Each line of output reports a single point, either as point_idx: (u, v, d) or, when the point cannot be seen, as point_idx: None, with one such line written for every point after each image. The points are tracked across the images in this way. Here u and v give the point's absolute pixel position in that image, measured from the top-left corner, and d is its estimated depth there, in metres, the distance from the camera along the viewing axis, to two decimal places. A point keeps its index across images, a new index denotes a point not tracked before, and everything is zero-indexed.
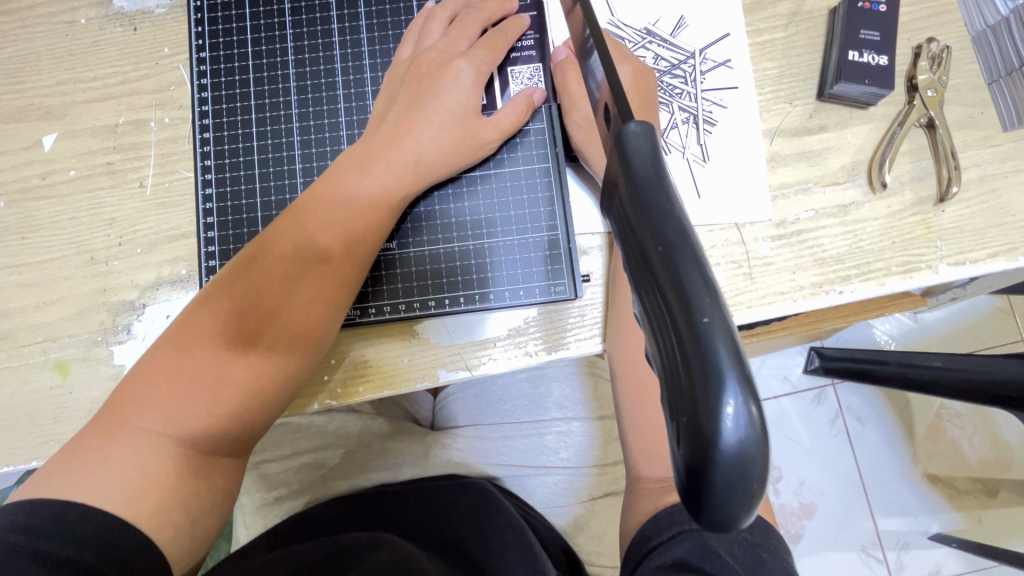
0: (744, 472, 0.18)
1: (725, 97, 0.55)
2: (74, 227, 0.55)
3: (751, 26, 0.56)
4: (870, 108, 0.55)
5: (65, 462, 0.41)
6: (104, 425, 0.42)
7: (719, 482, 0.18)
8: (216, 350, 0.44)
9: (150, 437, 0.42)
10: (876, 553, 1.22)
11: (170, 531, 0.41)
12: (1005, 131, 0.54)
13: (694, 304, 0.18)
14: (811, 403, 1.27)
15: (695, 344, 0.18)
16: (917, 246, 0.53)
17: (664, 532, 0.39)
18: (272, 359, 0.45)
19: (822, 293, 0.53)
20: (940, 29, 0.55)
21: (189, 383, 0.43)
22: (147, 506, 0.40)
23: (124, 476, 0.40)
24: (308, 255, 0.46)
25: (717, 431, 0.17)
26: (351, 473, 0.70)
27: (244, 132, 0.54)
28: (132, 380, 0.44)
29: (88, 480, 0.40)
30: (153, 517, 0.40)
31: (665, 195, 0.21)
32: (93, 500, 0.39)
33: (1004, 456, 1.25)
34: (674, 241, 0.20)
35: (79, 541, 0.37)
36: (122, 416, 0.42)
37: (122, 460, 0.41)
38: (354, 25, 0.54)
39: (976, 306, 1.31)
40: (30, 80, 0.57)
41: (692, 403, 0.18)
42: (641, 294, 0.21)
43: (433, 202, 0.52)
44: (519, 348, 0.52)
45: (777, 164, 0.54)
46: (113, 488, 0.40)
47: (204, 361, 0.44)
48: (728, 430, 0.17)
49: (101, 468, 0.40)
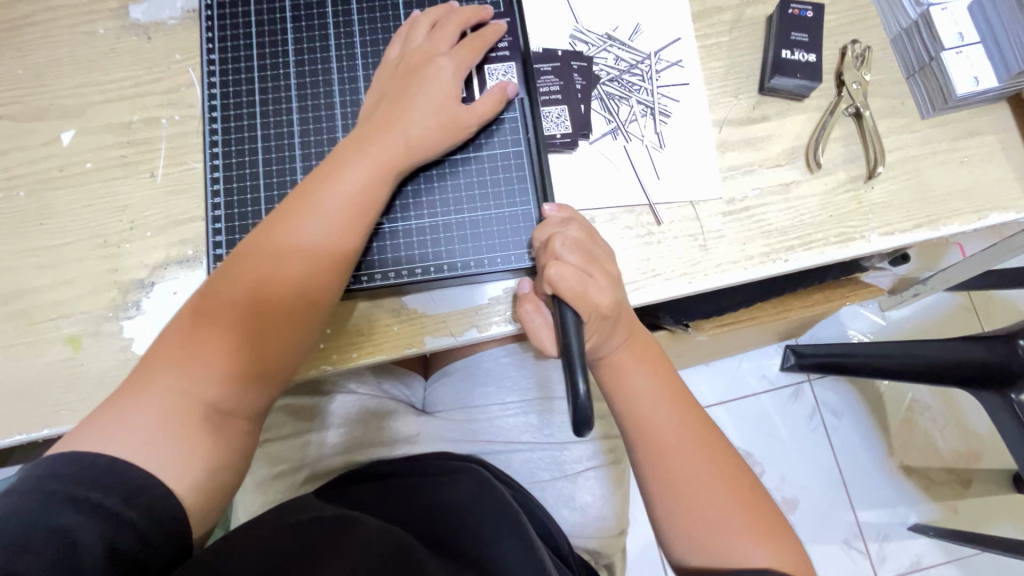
0: (587, 408, 0.43)
1: (678, 93, 0.62)
2: (89, 213, 0.60)
3: (699, 31, 0.64)
4: (805, 99, 0.62)
5: (96, 418, 0.45)
6: (129, 387, 0.47)
7: (578, 411, 0.43)
8: (234, 316, 0.48)
9: (172, 396, 0.46)
10: (858, 545, 1.26)
11: (188, 482, 0.45)
12: (923, 119, 0.62)
13: (570, 350, 0.46)
14: (789, 398, 1.32)
15: (570, 363, 0.44)
16: (851, 219, 0.60)
17: None
18: (283, 325, 0.50)
19: (769, 262, 0.59)
20: (862, 32, 0.63)
21: (207, 348, 0.47)
22: (168, 458, 0.44)
23: (148, 431, 0.44)
24: (314, 230, 0.50)
25: (577, 389, 0.43)
26: (349, 451, 0.74)
27: (249, 124, 0.59)
28: (155, 350, 0.48)
29: (115, 433, 0.44)
30: (173, 469, 0.44)
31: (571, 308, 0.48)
32: (120, 453, 0.43)
33: (974, 446, 1.31)
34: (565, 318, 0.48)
35: (106, 487, 0.41)
36: (146, 379, 0.47)
37: (146, 416, 0.45)
38: (348, 30, 0.61)
39: (938, 302, 1.38)
40: (51, 83, 0.62)
41: (570, 379, 0.44)
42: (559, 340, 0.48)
43: (420, 182, 0.58)
44: (500, 316, 0.59)
45: (726, 149, 0.61)
46: (140, 442, 0.44)
47: (219, 328, 0.48)
48: (580, 393, 0.43)
49: (128, 424, 0.44)
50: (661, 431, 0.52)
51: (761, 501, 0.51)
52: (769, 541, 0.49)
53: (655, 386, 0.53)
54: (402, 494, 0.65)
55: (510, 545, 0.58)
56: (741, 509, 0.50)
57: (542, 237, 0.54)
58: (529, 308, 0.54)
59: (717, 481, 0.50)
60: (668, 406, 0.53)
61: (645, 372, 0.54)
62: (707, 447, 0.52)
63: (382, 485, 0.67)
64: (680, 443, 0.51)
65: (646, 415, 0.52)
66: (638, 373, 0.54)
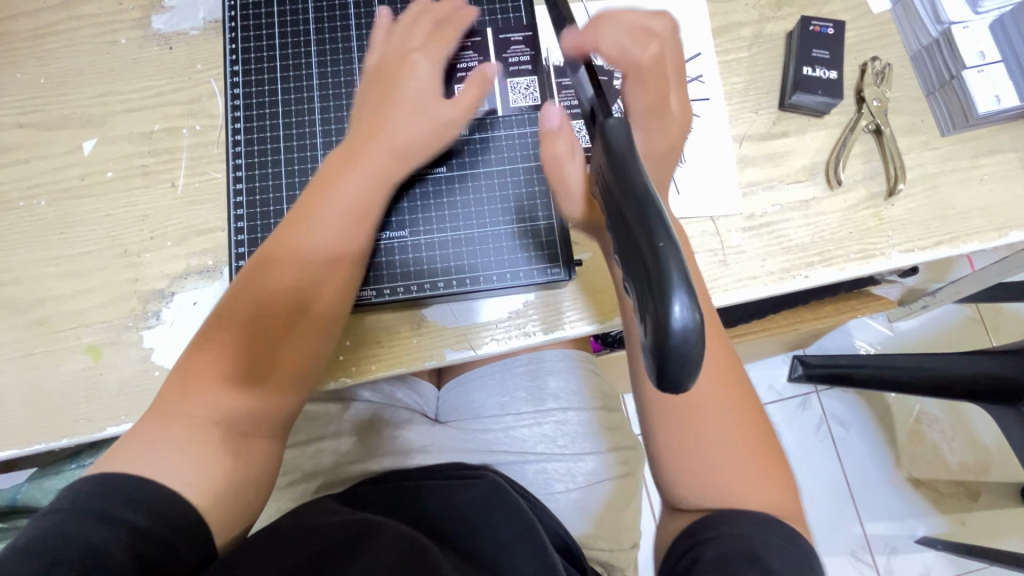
0: (690, 351, 0.23)
1: (697, 107, 0.62)
2: (109, 222, 0.60)
3: (719, 47, 0.64)
4: (825, 116, 0.62)
5: (122, 442, 0.45)
6: (153, 412, 0.47)
7: (675, 354, 0.23)
8: (238, 326, 0.49)
9: (193, 418, 0.46)
10: (865, 557, 1.25)
11: (213, 502, 0.44)
12: (943, 136, 0.62)
13: (654, 232, 0.24)
14: (797, 409, 1.32)
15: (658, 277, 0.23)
16: (872, 236, 0.60)
17: (708, 530, 0.44)
18: (291, 337, 0.50)
19: (789, 278, 0.59)
20: (882, 49, 0.64)
21: (219, 368, 0.48)
22: (192, 479, 0.44)
23: (172, 453, 0.44)
24: (313, 235, 0.51)
25: (670, 319, 0.23)
26: (361, 459, 0.71)
27: (271, 135, 0.59)
28: (174, 374, 0.48)
29: (142, 455, 0.44)
30: (201, 487, 0.44)
31: (634, 168, 0.28)
32: (148, 473, 0.43)
33: (982, 459, 1.30)
34: (640, 197, 0.26)
35: (137, 505, 0.41)
36: (169, 402, 0.47)
37: (170, 438, 0.45)
38: (372, 42, 0.61)
39: (946, 314, 1.38)
40: (73, 92, 0.63)
41: (652, 303, 0.23)
42: (619, 240, 0.27)
43: (428, 185, 0.58)
44: (519, 329, 0.58)
45: (746, 164, 0.61)
46: (164, 463, 0.44)
47: (226, 347, 0.48)
48: (678, 322, 0.23)
49: (152, 447, 0.44)
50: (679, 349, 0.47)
51: (758, 417, 0.50)
52: (762, 460, 0.48)
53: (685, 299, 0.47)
54: (418, 499, 0.64)
55: (525, 557, 0.59)
56: (743, 429, 0.48)
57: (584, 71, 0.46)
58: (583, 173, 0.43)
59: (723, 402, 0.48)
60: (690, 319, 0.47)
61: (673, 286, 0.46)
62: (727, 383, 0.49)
63: (399, 491, 0.66)
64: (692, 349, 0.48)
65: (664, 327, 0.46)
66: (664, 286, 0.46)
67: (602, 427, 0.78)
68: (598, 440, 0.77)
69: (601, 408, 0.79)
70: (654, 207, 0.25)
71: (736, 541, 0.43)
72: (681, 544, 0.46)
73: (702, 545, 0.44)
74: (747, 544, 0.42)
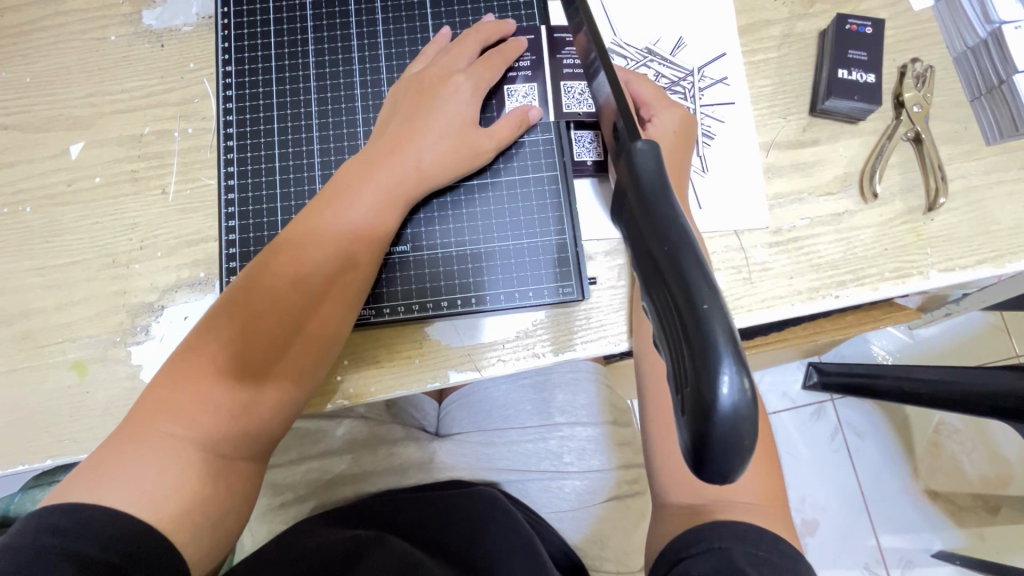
0: (737, 430, 0.21)
1: (722, 112, 0.58)
2: (98, 231, 0.57)
3: (747, 46, 0.59)
4: (860, 122, 0.58)
5: (94, 464, 0.41)
6: (128, 430, 0.42)
7: (718, 438, 0.21)
8: (223, 351, 0.44)
9: (173, 440, 0.42)
10: (880, 572, 1.14)
11: (192, 534, 0.40)
12: (988, 145, 0.57)
13: (695, 288, 0.22)
14: (812, 418, 1.21)
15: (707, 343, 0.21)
16: (908, 253, 0.55)
17: (692, 544, 0.40)
18: (293, 367, 0.46)
19: (818, 298, 0.55)
20: (923, 50, 0.59)
21: (205, 389, 0.43)
22: (172, 510, 0.40)
23: (150, 481, 0.40)
24: (319, 253, 0.47)
25: (715, 397, 0.21)
26: (357, 478, 0.68)
27: (266, 140, 0.56)
28: (154, 386, 0.44)
29: (112, 481, 0.40)
30: (176, 520, 0.40)
31: (667, 204, 0.25)
32: (118, 505, 0.39)
33: (1004, 472, 1.18)
34: (677, 242, 0.24)
35: (106, 542, 0.37)
36: (145, 419, 0.42)
37: (146, 463, 0.41)
38: (373, 41, 0.58)
39: (967, 323, 1.27)
40: (60, 92, 0.59)
41: (694, 375, 0.21)
42: (653, 292, 0.24)
43: (432, 209, 0.54)
44: (527, 349, 0.54)
45: (773, 174, 0.57)
46: (139, 492, 0.40)
47: (216, 367, 0.44)
48: (724, 398, 0.20)
49: (126, 472, 0.40)
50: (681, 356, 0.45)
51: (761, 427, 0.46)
52: (762, 474, 0.44)
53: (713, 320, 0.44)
54: (407, 512, 0.61)
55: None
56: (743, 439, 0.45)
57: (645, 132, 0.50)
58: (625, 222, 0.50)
59: None
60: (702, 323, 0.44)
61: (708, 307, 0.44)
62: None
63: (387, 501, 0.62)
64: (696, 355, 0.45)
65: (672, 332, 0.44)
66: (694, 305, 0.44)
67: (612, 442, 0.73)
68: (607, 457, 0.72)
69: (610, 422, 0.74)
70: (692, 258, 0.23)
71: (723, 557, 0.38)
72: (663, 560, 0.41)
73: (686, 563, 0.39)
74: (735, 561, 0.38)
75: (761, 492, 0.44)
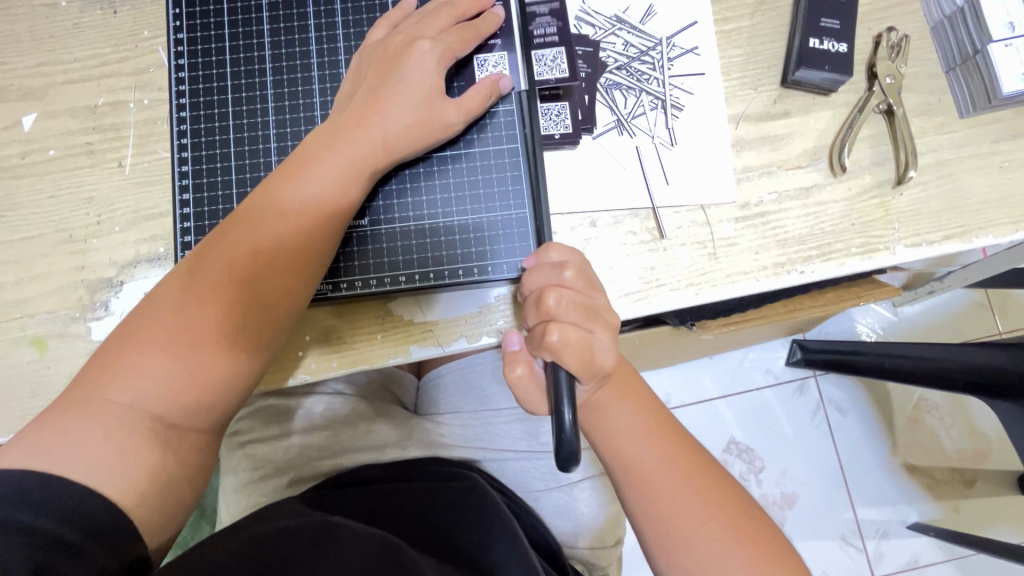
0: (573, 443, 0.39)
1: (691, 83, 0.57)
2: (53, 205, 0.56)
3: (718, 14, 0.58)
4: (831, 94, 0.57)
5: (34, 430, 0.41)
6: (70, 399, 0.42)
7: (564, 447, 0.39)
8: (170, 324, 0.43)
9: (113, 409, 0.41)
10: (855, 542, 1.17)
11: (136, 499, 0.41)
12: (961, 118, 0.56)
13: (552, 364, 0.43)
14: (793, 394, 1.21)
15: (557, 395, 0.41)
16: (876, 228, 0.55)
17: None
18: (245, 344, 0.45)
19: (784, 273, 0.54)
20: (899, 19, 0.57)
21: (152, 360, 0.42)
22: (111, 475, 0.40)
23: (89, 447, 0.40)
24: (275, 227, 0.46)
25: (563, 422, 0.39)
26: (336, 452, 0.68)
27: (220, 111, 0.55)
28: (99, 354, 0.44)
29: (58, 450, 0.40)
30: (117, 486, 0.40)
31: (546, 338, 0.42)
32: (58, 469, 0.39)
33: (982, 447, 1.19)
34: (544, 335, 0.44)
35: (38, 508, 0.37)
36: (87, 386, 0.42)
37: (86, 430, 0.41)
38: (330, 8, 0.56)
39: (952, 299, 1.27)
40: (10, 61, 0.57)
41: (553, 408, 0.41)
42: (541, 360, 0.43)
43: (392, 183, 0.53)
44: (489, 325, 0.55)
45: (741, 148, 0.56)
46: (78, 459, 0.40)
47: (160, 338, 0.43)
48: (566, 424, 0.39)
49: (64, 439, 0.40)
50: (634, 453, 0.48)
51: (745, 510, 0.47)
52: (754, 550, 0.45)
53: (636, 418, 0.49)
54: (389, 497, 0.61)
55: (501, 548, 0.56)
56: (728, 522, 0.46)
57: (533, 285, 0.46)
58: (520, 371, 0.45)
59: (699, 501, 0.46)
60: (633, 415, 0.49)
61: (629, 406, 0.49)
62: (649, 436, 0.49)
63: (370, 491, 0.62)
64: (646, 454, 0.48)
65: (616, 441, 0.49)
66: (622, 408, 0.49)
67: None
68: None
69: None
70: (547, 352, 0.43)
71: None
72: None
73: None
74: None
75: (729, 542, 0.45)
